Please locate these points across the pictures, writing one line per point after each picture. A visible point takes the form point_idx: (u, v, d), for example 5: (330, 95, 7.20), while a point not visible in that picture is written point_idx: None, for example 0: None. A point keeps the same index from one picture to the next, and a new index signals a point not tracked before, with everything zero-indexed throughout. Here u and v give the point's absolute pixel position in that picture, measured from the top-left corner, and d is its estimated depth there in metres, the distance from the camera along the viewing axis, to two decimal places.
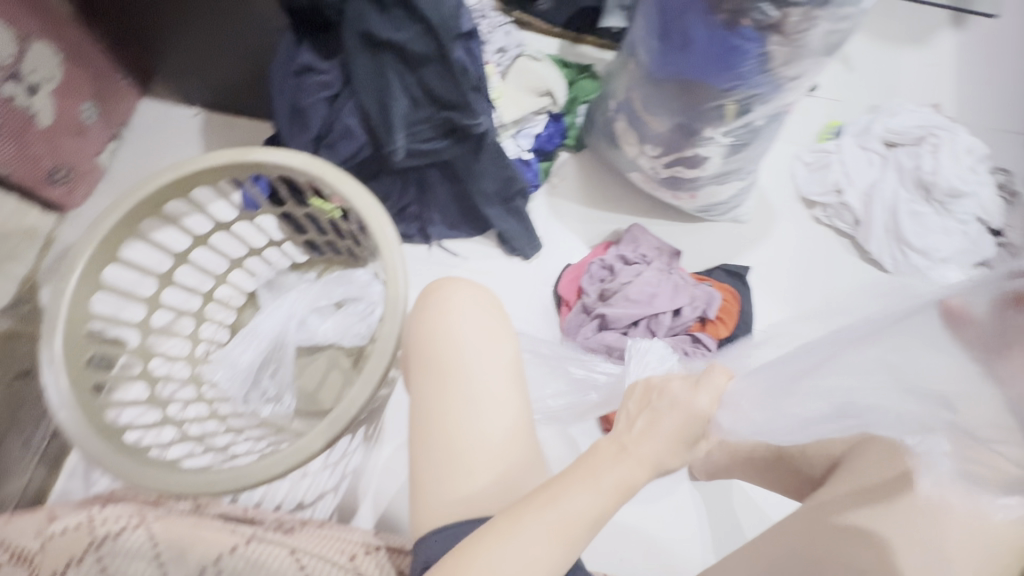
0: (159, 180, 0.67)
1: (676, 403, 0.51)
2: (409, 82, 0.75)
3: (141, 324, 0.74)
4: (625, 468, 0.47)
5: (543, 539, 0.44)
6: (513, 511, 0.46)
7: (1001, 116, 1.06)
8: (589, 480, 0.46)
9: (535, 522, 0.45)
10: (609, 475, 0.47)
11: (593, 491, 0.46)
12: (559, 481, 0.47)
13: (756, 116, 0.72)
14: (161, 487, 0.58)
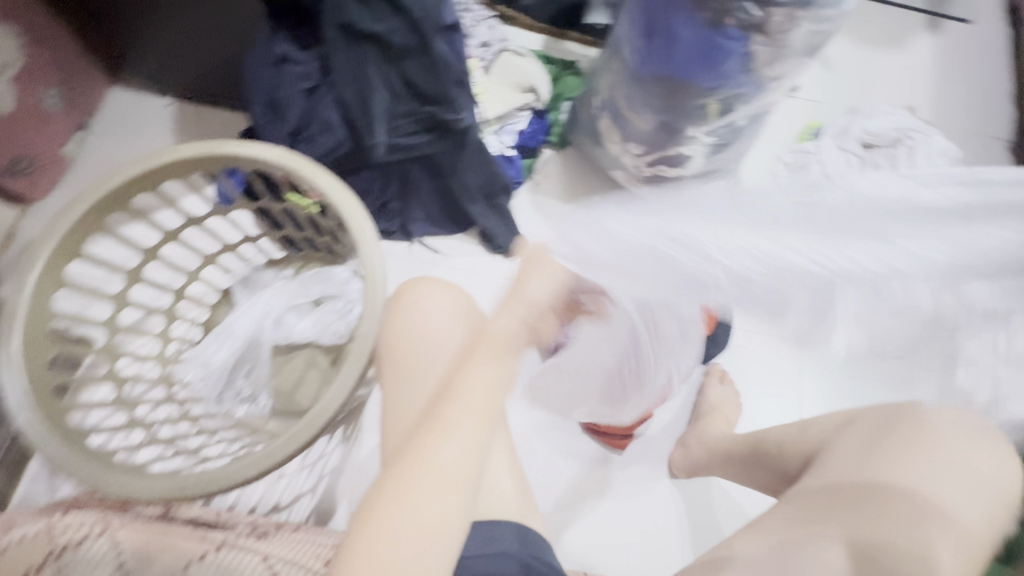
0: (124, 174, 0.64)
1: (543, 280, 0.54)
2: (390, 76, 0.74)
3: (108, 323, 0.72)
4: (505, 320, 0.52)
5: (472, 422, 0.48)
6: (436, 417, 0.49)
7: (974, 119, 1.09)
8: (489, 352, 0.51)
9: (461, 411, 0.48)
10: (494, 338, 0.51)
11: (494, 358, 0.51)
12: (463, 366, 0.51)
13: (737, 116, 0.72)
14: (128, 493, 0.56)
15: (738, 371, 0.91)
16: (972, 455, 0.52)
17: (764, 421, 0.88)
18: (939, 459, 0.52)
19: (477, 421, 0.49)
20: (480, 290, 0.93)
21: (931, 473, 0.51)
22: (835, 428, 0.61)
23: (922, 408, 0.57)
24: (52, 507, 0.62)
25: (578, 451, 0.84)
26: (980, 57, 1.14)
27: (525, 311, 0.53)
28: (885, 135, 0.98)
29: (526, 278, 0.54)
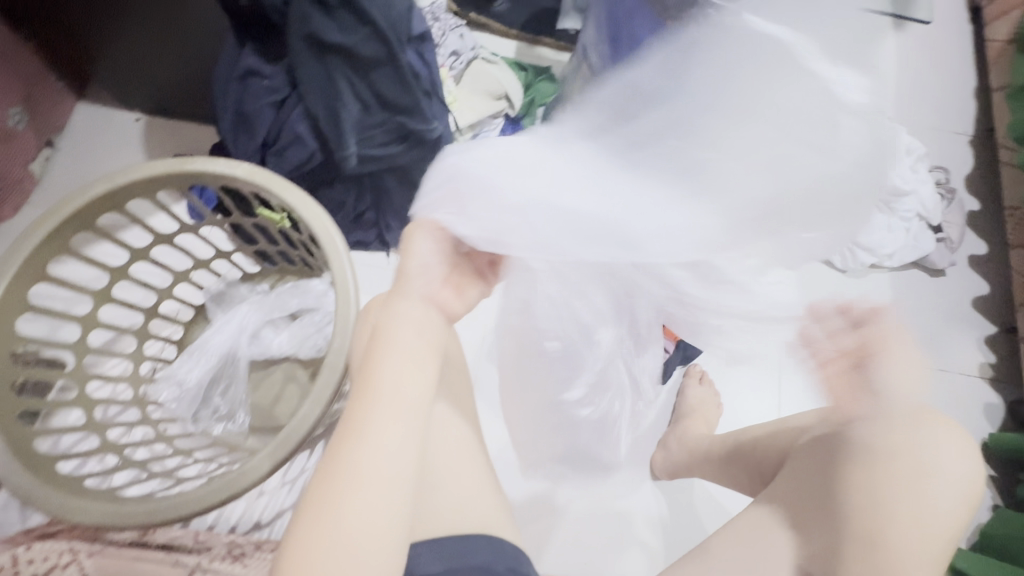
0: (87, 193, 0.63)
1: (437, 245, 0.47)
2: (359, 87, 0.73)
3: (77, 344, 0.70)
4: (413, 309, 0.46)
5: (393, 420, 0.41)
6: (350, 421, 0.42)
7: (941, 116, 1.11)
8: (400, 341, 0.44)
9: (380, 409, 0.41)
10: (401, 322, 0.45)
11: (407, 341, 0.44)
12: (370, 359, 0.43)
13: None
14: (95, 521, 0.54)
15: (718, 371, 0.92)
16: (939, 455, 0.53)
17: (744, 420, 0.89)
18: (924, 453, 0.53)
19: (395, 417, 0.41)
20: None
21: (900, 475, 0.52)
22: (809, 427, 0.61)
23: None
24: (17, 538, 0.60)
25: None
26: (944, 55, 1.16)
27: (424, 290, 0.47)
28: None
29: (411, 253, 0.46)
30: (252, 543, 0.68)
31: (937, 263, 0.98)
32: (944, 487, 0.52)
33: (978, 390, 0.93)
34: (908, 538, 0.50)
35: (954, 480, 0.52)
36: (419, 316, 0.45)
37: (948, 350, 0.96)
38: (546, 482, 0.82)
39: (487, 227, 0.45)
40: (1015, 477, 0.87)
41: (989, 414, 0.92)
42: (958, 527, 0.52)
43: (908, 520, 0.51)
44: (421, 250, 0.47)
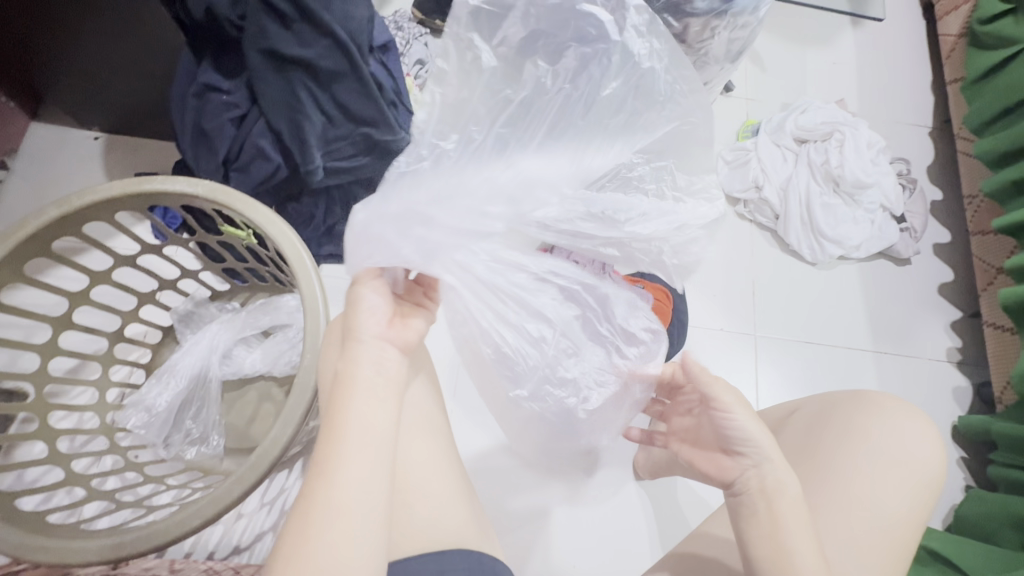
0: (40, 217, 0.60)
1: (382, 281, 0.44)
2: (322, 100, 0.72)
3: (37, 374, 0.67)
4: (375, 349, 0.42)
5: (366, 466, 0.38)
6: (317, 469, 0.38)
7: (899, 108, 1.14)
8: (364, 381, 0.40)
9: (351, 454, 0.38)
10: (364, 361, 0.41)
11: (372, 381, 0.40)
12: (334, 404, 0.39)
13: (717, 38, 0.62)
14: (57, 559, 0.51)
15: None
16: (897, 442, 0.54)
17: None
18: (885, 441, 0.54)
19: (367, 463, 0.38)
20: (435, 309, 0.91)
21: (865, 463, 0.53)
22: (779, 422, 0.62)
23: (850, 397, 0.58)
24: None
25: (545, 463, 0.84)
26: (901, 49, 1.20)
27: (383, 332, 0.42)
28: (818, 129, 1.02)
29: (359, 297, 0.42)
30: (228, 570, 0.66)
31: (902, 253, 1.00)
32: (909, 475, 0.53)
33: (946, 374, 0.96)
34: (884, 530, 0.51)
35: (917, 467, 0.54)
36: (380, 357, 0.41)
37: (916, 337, 0.98)
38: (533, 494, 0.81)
39: (423, 243, 0.41)
40: (985, 457, 0.90)
41: (958, 397, 0.94)
42: (925, 513, 0.53)
43: (878, 511, 0.52)
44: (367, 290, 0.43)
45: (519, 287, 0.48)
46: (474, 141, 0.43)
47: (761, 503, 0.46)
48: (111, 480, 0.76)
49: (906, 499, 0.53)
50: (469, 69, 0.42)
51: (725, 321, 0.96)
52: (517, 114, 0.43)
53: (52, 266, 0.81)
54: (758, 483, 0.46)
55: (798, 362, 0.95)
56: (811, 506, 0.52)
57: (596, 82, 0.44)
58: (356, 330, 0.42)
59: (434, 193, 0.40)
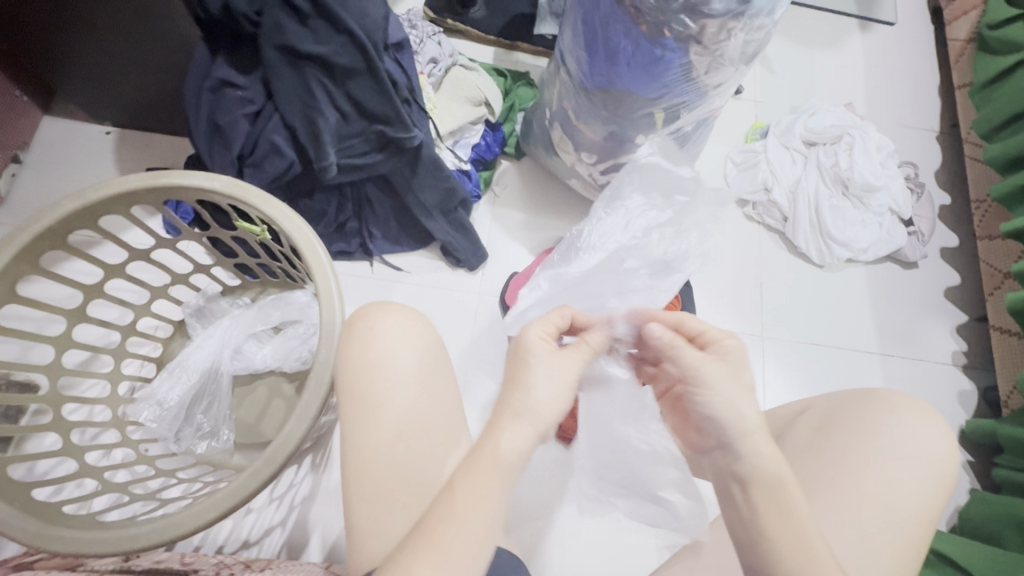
0: (57, 210, 0.60)
1: (556, 359, 0.43)
2: (336, 96, 0.73)
3: (50, 366, 0.67)
4: (521, 434, 0.40)
5: (470, 552, 0.37)
6: (421, 540, 0.38)
7: (907, 112, 1.15)
8: (500, 471, 0.39)
9: (463, 539, 0.38)
10: (509, 449, 0.40)
11: (510, 472, 0.40)
12: (453, 485, 0.39)
13: (733, 41, 0.61)
14: (72, 550, 0.51)
15: None
16: (910, 441, 0.54)
17: None
18: (914, 440, 0.54)
19: (475, 558, 0.38)
20: (442, 305, 0.92)
21: (879, 460, 0.54)
22: (788, 420, 0.63)
23: (862, 395, 0.58)
24: None
25: (553, 461, 0.84)
26: (909, 53, 1.20)
27: (542, 421, 0.41)
28: (828, 132, 1.02)
29: (555, 374, 0.42)
30: (237, 565, 0.66)
31: (910, 256, 1.01)
32: (922, 472, 0.53)
33: (953, 378, 0.96)
34: (910, 529, 0.52)
35: (929, 465, 0.54)
36: (527, 448, 0.40)
37: (922, 341, 0.99)
38: (519, 495, 0.80)
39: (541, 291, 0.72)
40: (990, 461, 0.90)
41: (964, 401, 0.95)
42: (937, 511, 0.53)
43: (892, 507, 0.52)
44: (559, 359, 0.43)
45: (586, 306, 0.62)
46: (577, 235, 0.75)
47: (737, 489, 0.42)
48: (121, 473, 0.76)
49: (932, 498, 0.53)
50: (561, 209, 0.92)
51: (732, 321, 0.96)
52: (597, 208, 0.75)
53: (64, 259, 0.82)
54: (725, 463, 0.43)
55: (806, 364, 0.95)
56: (825, 500, 0.53)
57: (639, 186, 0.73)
58: (517, 411, 0.41)
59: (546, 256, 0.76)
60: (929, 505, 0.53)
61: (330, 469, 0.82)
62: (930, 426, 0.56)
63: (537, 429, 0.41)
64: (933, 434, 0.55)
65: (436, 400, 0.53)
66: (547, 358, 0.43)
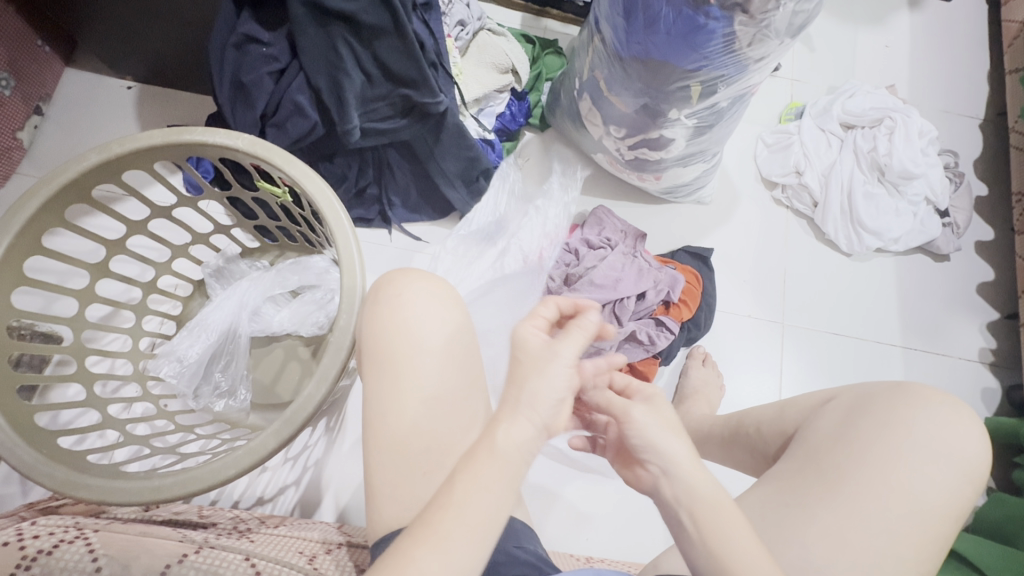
0: (82, 163, 0.60)
1: (539, 358, 0.42)
2: (362, 57, 0.71)
3: (75, 319, 0.68)
4: (520, 427, 0.39)
5: (474, 540, 0.37)
6: (422, 527, 0.37)
7: (952, 99, 1.09)
8: (507, 463, 0.38)
9: (461, 527, 0.37)
10: (510, 441, 0.39)
11: (518, 463, 0.39)
12: (457, 472, 0.39)
13: (784, 11, 0.58)
14: (98, 498, 0.52)
15: (719, 354, 0.92)
16: (938, 434, 0.56)
17: (745, 400, 0.90)
18: (950, 432, 0.56)
19: (486, 541, 0.37)
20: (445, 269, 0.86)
21: (903, 453, 0.55)
22: (813, 408, 0.64)
23: (893, 390, 0.60)
24: (20, 513, 0.58)
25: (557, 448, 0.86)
26: (960, 34, 1.14)
27: (540, 412, 0.40)
28: (868, 115, 0.97)
29: (550, 372, 0.41)
30: (254, 522, 0.67)
31: (942, 249, 0.97)
32: (954, 467, 0.55)
33: (975, 374, 0.94)
34: (938, 524, 0.53)
35: (953, 459, 0.55)
36: (528, 440, 0.39)
37: (948, 335, 0.96)
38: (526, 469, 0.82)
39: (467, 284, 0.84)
40: (1009, 460, 0.89)
41: (986, 398, 0.93)
42: (962, 507, 0.54)
43: (916, 500, 0.53)
44: (550, 348, 0.42)
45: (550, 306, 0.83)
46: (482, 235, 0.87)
47: (681, 511, 0.40)
48: (142, 426, 0.78)
49: (966, 490, 0.55)
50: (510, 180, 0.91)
51: (753, 307, 0.95)
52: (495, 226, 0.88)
53: (87, 214, 0.82)
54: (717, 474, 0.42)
55: (823, 353, 0.94)
56: (847, 490, 0.54)
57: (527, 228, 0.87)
58: (518, 403, 0.40)
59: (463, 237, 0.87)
60: (964, 498, 0.55)
61: (345, 432, 0.84)
62: (972, 418, 0.58)
63: (537, 421, 0.40)
64: (971, 428, 0.57)
65: (461, 371, 0.52)
66: (534, 351, 0.42)
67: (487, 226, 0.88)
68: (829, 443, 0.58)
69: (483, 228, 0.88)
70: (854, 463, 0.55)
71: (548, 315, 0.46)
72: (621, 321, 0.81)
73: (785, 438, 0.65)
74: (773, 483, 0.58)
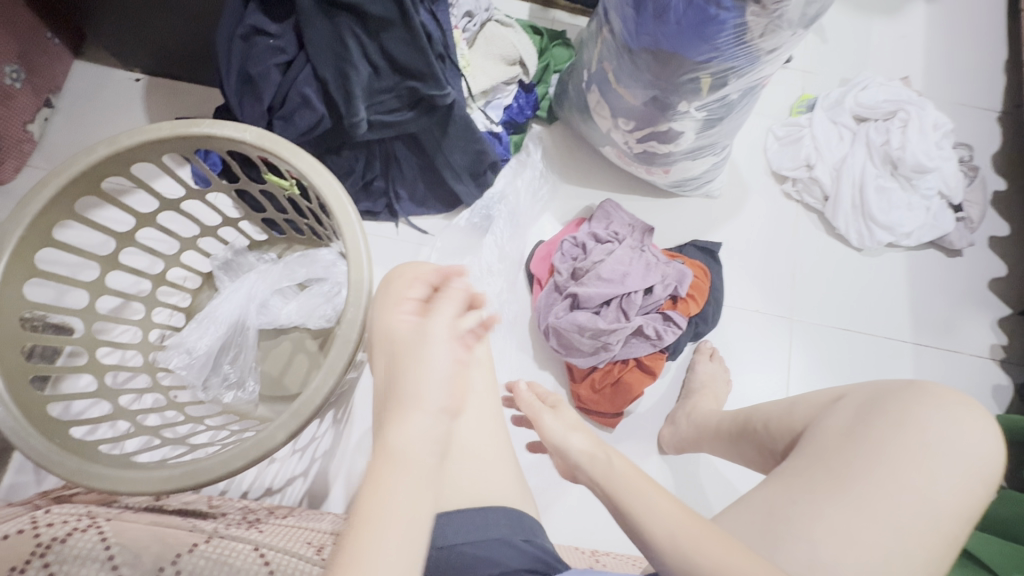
0: (92, 155, 0.60)
1: (408, 344, 0.41)
2: (369, 49, 0.71)
3: (86, 310, 0.68)
4: (413, 422, 0.37)
5: (403, 555, 0.33)
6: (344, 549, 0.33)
7: (968, 91, 1.07)
8: (410, 465, 0.36)
9: (387, 532, 0.33)
10: (406, 441, 0.36)
11: (423, 463, 0.36)
12: (370, 482, 0.35)
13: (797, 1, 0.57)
14: (110, 487, 0.52)
15: (727, 349, 0.92)
16: (953, 435, 0.56)
17: (752, 396, 0.90)
18: (960, 432, 0.56)
19: None
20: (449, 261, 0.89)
21: (914, 452, 0.55)
22: (823, 406, 0.64)
23: (907, 389, 0.60)
24: (34, 501, 0.59)
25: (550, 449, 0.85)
26: (977, 24, 1.11)
27: (427, 399, 0.38)
28: (881, 108, 0.96)
29: (424, 354, 0.40)
30: (264, 512, 0.68)
31: (955, 244, 0.96)
32: (965, 468, 0.55)
33: (987, 371, 0.93)
34: (948, 524, 0.53)
35: (964, 460, 0.55)
36: (423, 431, 0.37)
37: (960, 331, 0.95)
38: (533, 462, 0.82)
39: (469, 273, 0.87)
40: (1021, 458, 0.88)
41: (998, 395, 0.92)
42: (971, 508, 0.55)
43: (927, 500, 0.53)
44: (416, 331, 0.42)
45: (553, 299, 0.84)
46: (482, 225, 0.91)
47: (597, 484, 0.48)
48: (152, 417, 0.79)
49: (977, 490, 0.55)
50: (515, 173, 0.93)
51: (761, 302, 0.94)
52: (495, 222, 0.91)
53: (97, 207, 0.82)
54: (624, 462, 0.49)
55: (833, 349, 0.93)
56: (855, 488, 0.54)
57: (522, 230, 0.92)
58: (401, 399, 0.38)
59: (464, 228, 0.90)
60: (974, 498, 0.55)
61: (353, 424, 0.84)
62: (984, 418, 0.58)
63: (429, 408, 0.38)
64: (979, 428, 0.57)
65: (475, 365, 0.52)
66: (403, 340, 0.42)
67: (486, 218, 0.91)
68: (837, 443, 0.58)
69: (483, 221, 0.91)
70: (863, 460, 0.55)
71: (415, 296, 0.46)
72: (628, 315, 0.80)
73: (795, 435, 0.64)
74: (780, 479, 0.58)
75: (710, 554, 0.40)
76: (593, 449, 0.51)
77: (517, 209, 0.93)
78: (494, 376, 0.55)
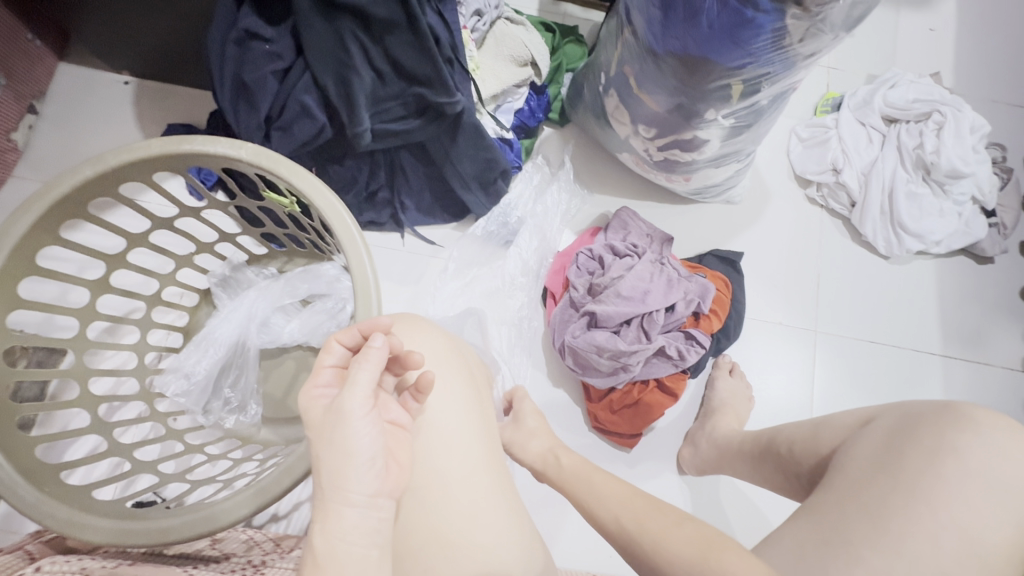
0: (76, 177, 0.55)
1: (323, 428, 0.36)
2: (372, 54, 0.65)
3: (77, 337, 0.64)
4: (346, 520, 0.34)
5: None
6: None
7: (1001, 87, 1.02)
8: (345, 564, 0.33)
9: None
10: (338, 543, 0.33)
11: (361, 561, 0.33)
12: None
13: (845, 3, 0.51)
14: (107, 540, 0.49)
15: (748, 364, 0.88)
16: (997, 462, 0.52)
17: (775, 413, 0.87)
18: (1004, 461, 0.52)
19: None
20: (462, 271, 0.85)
21: (956, 484, 0.51)
22: (850, 430, 0.60)
23: (943, 411, 0.56)
24: (26, 547, 0.56)
25: None
26: (1011, 16, 1.05)
27: (352, 491, 0.35)
28: (914, 108, 0.91)
29: (340, 440, 0.35)
30: (270, 547, 0.65)
31: (987, 251, 0.92)
32: (1011, 500, 0.51)
33: (1017, 385, 0.90)
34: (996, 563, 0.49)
35: (1011, 489, 0.51)
36: (353, 529, 0.34)
37: (989, 343, 0.91)
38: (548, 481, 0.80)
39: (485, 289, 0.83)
40: None
41: None
42: None
43: (974, 539, 0.49)
44: (326, 411, 0.37)
45: (568, 317, 0.81)
46: (498, 237, 0.86)
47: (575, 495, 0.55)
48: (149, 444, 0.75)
49: None
50: (532, 180, 0.89)
51: (784, 314, 0.90)
52: (511, 234, 0.87)
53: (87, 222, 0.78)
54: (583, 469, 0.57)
55: (858, 362, 0.89)
56: (896, 527, 0.49)
57: (540, 242, 0.87)
58: (324, 496, 0.35)
59: (479, 237, 0.86)
60: None
61: None
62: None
63: (362, 500, 0.35)
64: None
65: (468, 415, 0.49)
66: (317, 423, 0.37)
67: (503, 226, 0.86)
68: (869, 473, 0.54)
69: (500, 230, 0.86)
70: (897, 498, 0.51)
71: (335, 363, 0.41)
72: (649, 335, 0.77)
73: (824, 461, 0.60)
74: (815, 515, 0.53)
75: (651, 527, 0.45)
76: (546, 451, 0.62)
77: (540, 224, 0.87)
78: (479, 414, 0.50)
